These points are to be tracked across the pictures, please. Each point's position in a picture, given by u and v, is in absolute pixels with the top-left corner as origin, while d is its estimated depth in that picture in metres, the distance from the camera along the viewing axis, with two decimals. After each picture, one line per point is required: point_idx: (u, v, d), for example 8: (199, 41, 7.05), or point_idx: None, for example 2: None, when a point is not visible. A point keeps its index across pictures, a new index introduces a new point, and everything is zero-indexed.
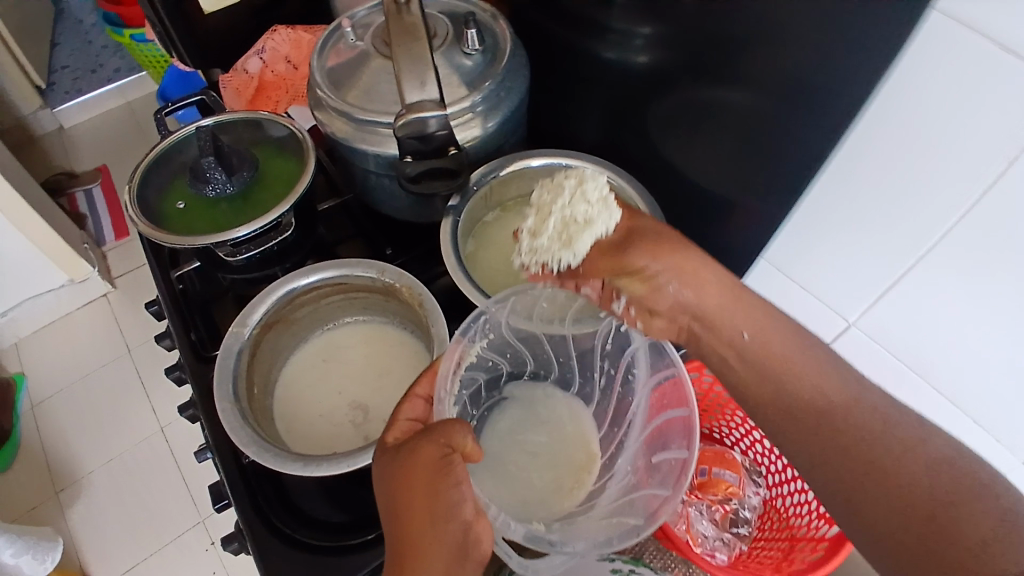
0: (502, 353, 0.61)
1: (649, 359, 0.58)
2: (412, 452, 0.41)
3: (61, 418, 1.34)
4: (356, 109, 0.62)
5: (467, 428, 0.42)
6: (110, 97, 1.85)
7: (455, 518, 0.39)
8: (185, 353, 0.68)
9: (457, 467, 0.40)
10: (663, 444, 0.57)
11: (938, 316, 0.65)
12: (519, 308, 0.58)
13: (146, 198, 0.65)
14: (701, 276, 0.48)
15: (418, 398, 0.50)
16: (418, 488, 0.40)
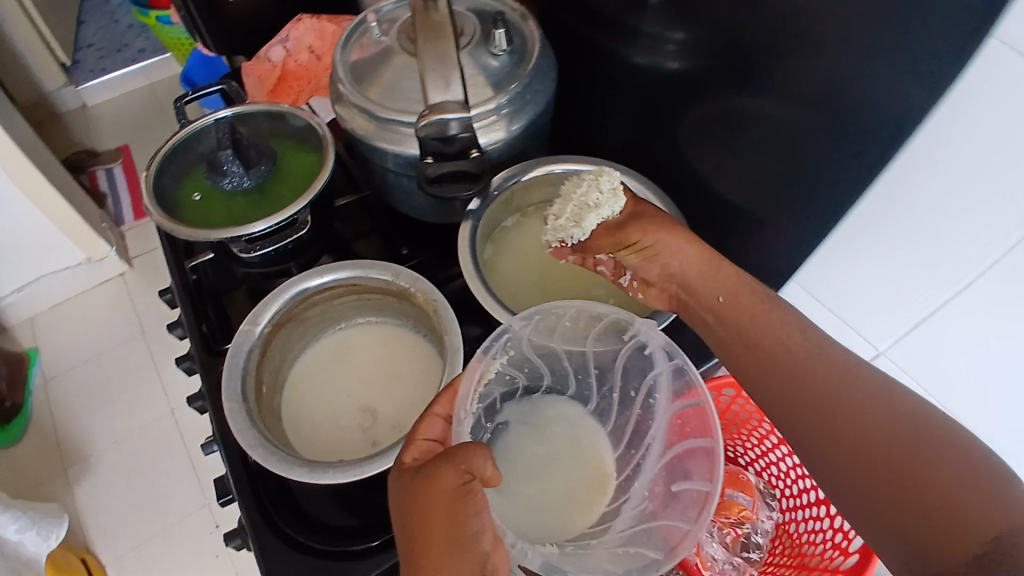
0: (520, 368, 0.60)
1: (672, 384, 0.57)
2: (433, 477, 0.43)
3: (73, 395, 1.35)
4: (377, 106, 0.61)
5: (487, 454, 0.44)
6: (134, 77, 1.85)
7: (474, 546, 0.40)
8: (196, 344, 0.67)
9: (477, 495, 0.42)
10: (683, 473, 0.56)
11: (970, 342, 0.66)
12: (543, 326, 0.57)
13: (163, 188, 0.64)
14: (683, 245, 0.54)
15: (437, 417, 0.50)
16: (439, 515, 0.41)
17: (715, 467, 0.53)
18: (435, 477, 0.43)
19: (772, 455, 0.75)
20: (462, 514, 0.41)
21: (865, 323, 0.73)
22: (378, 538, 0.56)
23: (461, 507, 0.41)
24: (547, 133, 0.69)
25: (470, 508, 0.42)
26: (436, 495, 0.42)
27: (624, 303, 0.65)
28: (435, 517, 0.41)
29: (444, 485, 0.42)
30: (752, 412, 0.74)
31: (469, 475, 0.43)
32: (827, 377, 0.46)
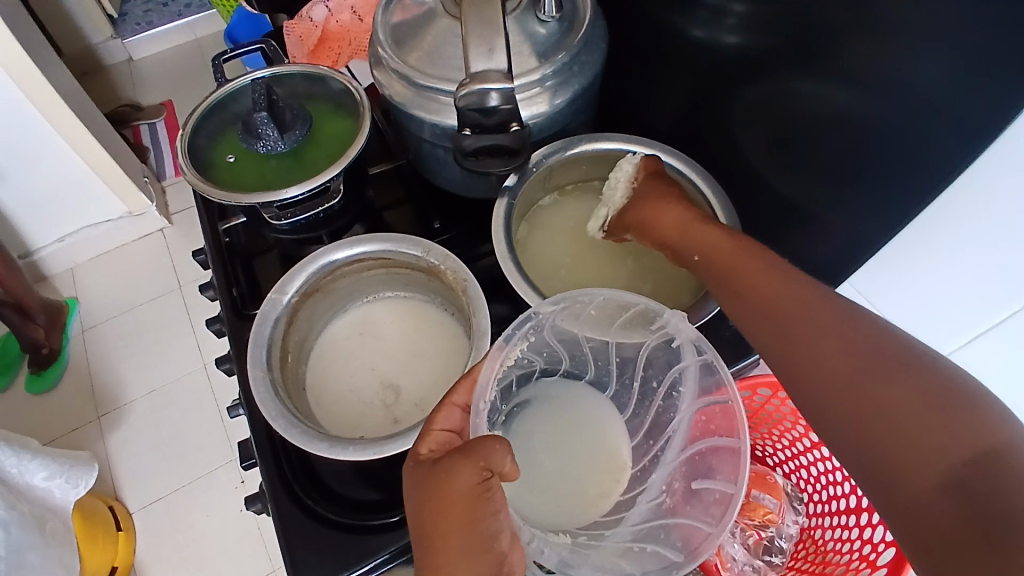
0: (539, 352, 0.58)
1: (697, 379, 0.54)
2: (451, 474, 0.42)
3: (109, 345, 1.39)
4: (417, 72, 0.58)
5: (507, 450, 0.42)
6: (180, 33, 1.85)
7: (492, 546, 0.41)
8: (225, 308, 0.66)
9: (495, 495, 0.42)
10: (705, 470, 0.54)
11: None
12: (569, 313, 0.54)
13: (197, 147, 0.63)
14: (660, 212, 0.54)
15: (455, 407, 0.49)
16: (456, 513, 0.41)
17: (740, 468, 0.50)
18: (453, 473, 0.42)
19: (803, 460, 0.73)
20: (479, 514, 0.41)
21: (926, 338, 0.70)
22: (395, 514, 0.56)
23: (479, 506, 0.41)
24: (593, 108, 0.66)
25: (488, 508, 0.42)
26: (454, 492, 0.42)
27: (661, 292, 0.62)
28: (453, 516, 0.41)
29: (462, 483, 0.42)
30: (785, 413, 0.70)
31: (487, 472, 0.42)
32: (799, 316, 0.42)
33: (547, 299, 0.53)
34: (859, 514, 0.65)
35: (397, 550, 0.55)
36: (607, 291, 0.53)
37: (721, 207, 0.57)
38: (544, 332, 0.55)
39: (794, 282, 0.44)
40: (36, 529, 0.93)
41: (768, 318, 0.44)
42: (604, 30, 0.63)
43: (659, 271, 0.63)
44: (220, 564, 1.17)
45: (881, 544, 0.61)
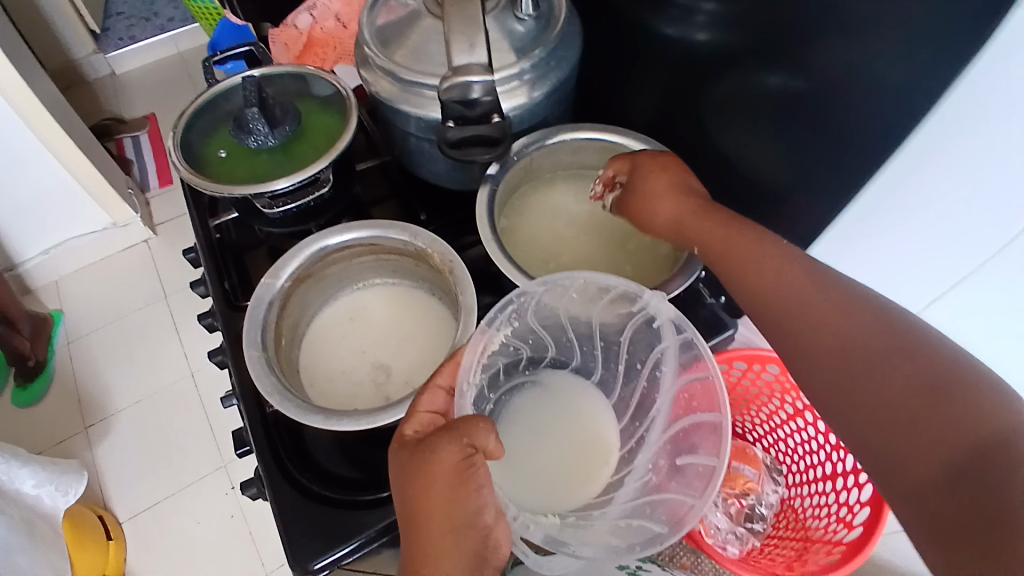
0: (524, 339, 0.60)
1: (679, 359, 0.57)
2: (435, 451, 0.44)
3: (95, 356, 1.39)
4: (402, 68, 0.61)
5: (489, 428, 0.45)
6: (164, 46, 1.87)
7: (477, 522, 0.44)
8: (218, 299, 0.68)
9: (479, 471, 0.44)
10: (689, 447, 0.57)
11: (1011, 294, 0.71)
12: (550, 298, 0.57)
13: (190, 142, 0.66)
14: (666, 161, 0.58)
15: (439, 390, 0.51)
16: (440, 490, 0.43)
17: (721, 443, 0.53)
18: (438, 451, 0.44)
19: (781, 431, 0.76)
20: (466, 490, 0.44)
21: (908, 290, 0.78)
22: (386, 489, 0.58)
23: (465, 483, 0.44)
24: (570, 102, 0.69)
25: (474, 485, 0.44)
26: (439, 470, 0.44)
27: (639, 275, 0.66)
28: (440, 494, 0.43)
29: (448, 459, 0.44)
30: (763, 388, 0.74)
31: (472, 448, 0.45)
32: (808, 306, 0.45)
33: (525, 283, 0.55)
34: (835, 480, 0.68)
35: (388, 523, 0.56)
36: (585, 274, 0.55)
37: None
38: (527, 314, 0.58)
39: (792, 271, 0.47)
40: (26, 534, 0.93)
41: (781, 315, 0.46)
42: (579, 28, 0.66)
43: (638, 255, 0.67)
44: (211, 569, 1.17)
45: (857, 505, 0.64)
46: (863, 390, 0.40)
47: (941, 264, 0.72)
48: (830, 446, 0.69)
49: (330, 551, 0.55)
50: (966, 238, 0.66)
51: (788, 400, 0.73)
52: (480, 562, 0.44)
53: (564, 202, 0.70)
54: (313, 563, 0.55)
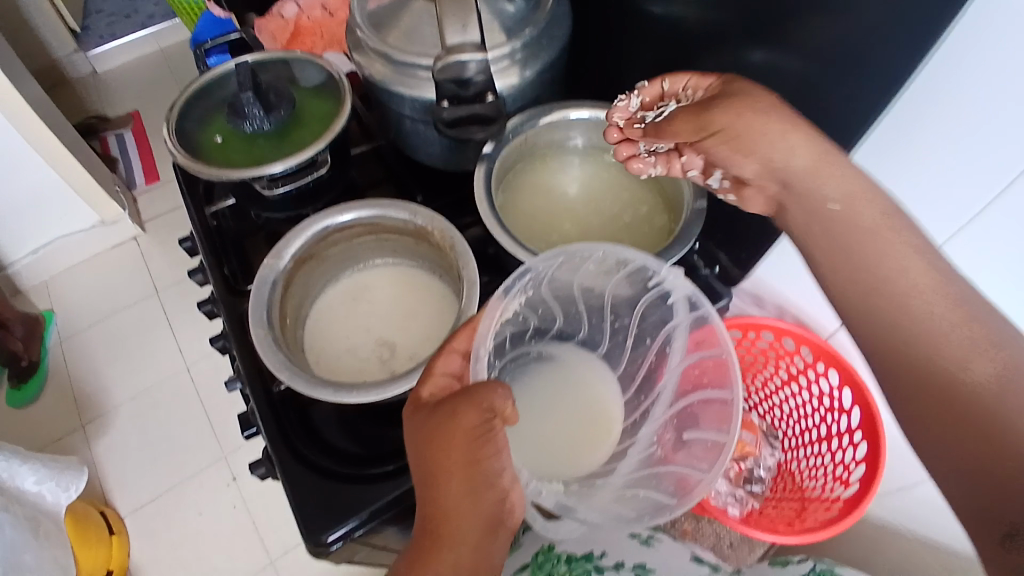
0: (534, 309, 0.61)
1: (691, 335, 0.59)
2: (454, 414, 0.44)
3: (89, 354, 1.38)
4: (396, 50, 0.62)
5: (507, 393, 0.44)
6: (145, 43, 1.85)
7: (496, 485, 0.45)
8: (218, 284, 0.69)
9: (498, 435, 0.45)
10: (695, 421, 0.60)
11: None
12: (565, 268, 0.57)
13: (186, 129, 0.66)
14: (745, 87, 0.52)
15: (455, 353, 0.52)
16: (458, 452, 0.44)
17: (732, 417, 0.54)
18: (457, 414, 0.44)
19: (776, 397, 0.78)
20: (484, 453, 0.44)
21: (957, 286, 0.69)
22: (393, 462, 0.59)
23: (484, 446, 0.44)
24: (561, 82, 0.71)
25: (492, 449, 0.44)
26: (458, 433, 0.44)
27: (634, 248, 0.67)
28: (459, 457, 0.44)
29: (467, 424, 0.44)
30: (757, 356, 0.77)
31: (491, 414, 0.44)
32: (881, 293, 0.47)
33: (545, 253, 0.55)
34: (830, 441, 0.72)
35: (396, 495, 0.58)
36: (605, 247, 0.55)
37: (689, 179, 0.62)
38: (542, 285, 0.58)
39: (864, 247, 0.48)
40: (30, 531, 0.93)
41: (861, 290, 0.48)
42: (567, 8, 0.68)
43: (633, 228, 0.68)
44: (217, 559, 1.18)
45: (853, 465, 0.68)
46: (893, 367, 0.46)
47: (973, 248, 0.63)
48: (825, 409, 0.72)
49: (340, 524, 0.56)
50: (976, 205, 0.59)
51: (783, 365, 0.75)
52: (494, 524, 0.45)
53: (558, 182, 0.71)
54: (324, 538, 0.56)
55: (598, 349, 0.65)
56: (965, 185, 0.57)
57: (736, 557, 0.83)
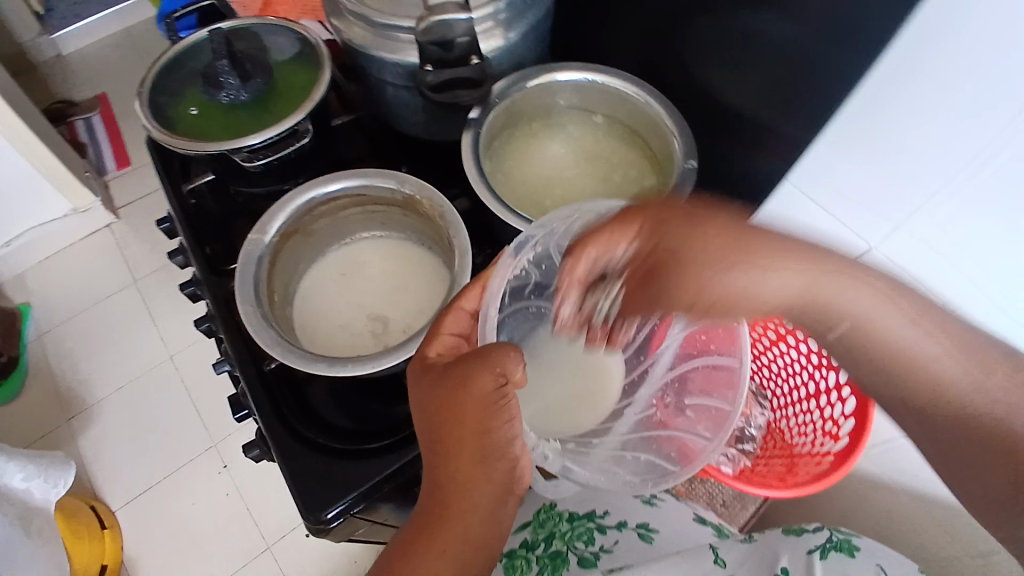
0: (538, 265, 0.55)
1: None
2: (466, 379, 0.43)
3: (68, 347, 1.34)
4: (375, 12, 0.59)
5: (520, 358, 0.43)
6: (111, 23, 1.77)
7: (506, 450, 0.45)
8: (199, 264, 0.66)
9: (511, 400, 0.44)
10: (694, 386, 0.62)
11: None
12: (579, 226, 0.53)
13: (160, 102, 0.63)
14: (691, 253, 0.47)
15: (464, 312, 0.51)
16: (471, 417, 0.43)
17: (737, 390, 0.57)
18: (470, 380, 0.43)
19: (765, 357, 0.78)
20: (498, 418, 0.44)
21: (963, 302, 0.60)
22: (391, 437, 0.59)
23: (496, 414, 0.44)
24: (546, 45, 0.69)
25: (505, 417, 0.44)
26: (472, 398, 0.43)
27: None
28: (472, 425, 0.44)
29: (480, 389, 0.43)
30: None
31: (505, 380, 0.43)
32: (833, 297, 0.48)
33: (562, 212, 0.52)
34: (819, 398, 0.71)
35: (395, 470, 0.57)
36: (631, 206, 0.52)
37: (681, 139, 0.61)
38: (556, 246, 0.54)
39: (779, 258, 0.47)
40: (21, 529, 0.91)
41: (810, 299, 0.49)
42: None
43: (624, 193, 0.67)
44: (212, 548, 1.17)
45: (842, 418, 0.68)
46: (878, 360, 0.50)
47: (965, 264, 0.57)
48: (813, 366, 0.71)
49: (338, 500, 0.56)
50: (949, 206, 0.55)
51: (771, 325, 0.74)
52: (504, 490, 0.46)
53: (540, 152, 0.70)
54: (325, 515, 0.55)
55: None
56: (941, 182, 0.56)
57: (729, 514, 0.83)
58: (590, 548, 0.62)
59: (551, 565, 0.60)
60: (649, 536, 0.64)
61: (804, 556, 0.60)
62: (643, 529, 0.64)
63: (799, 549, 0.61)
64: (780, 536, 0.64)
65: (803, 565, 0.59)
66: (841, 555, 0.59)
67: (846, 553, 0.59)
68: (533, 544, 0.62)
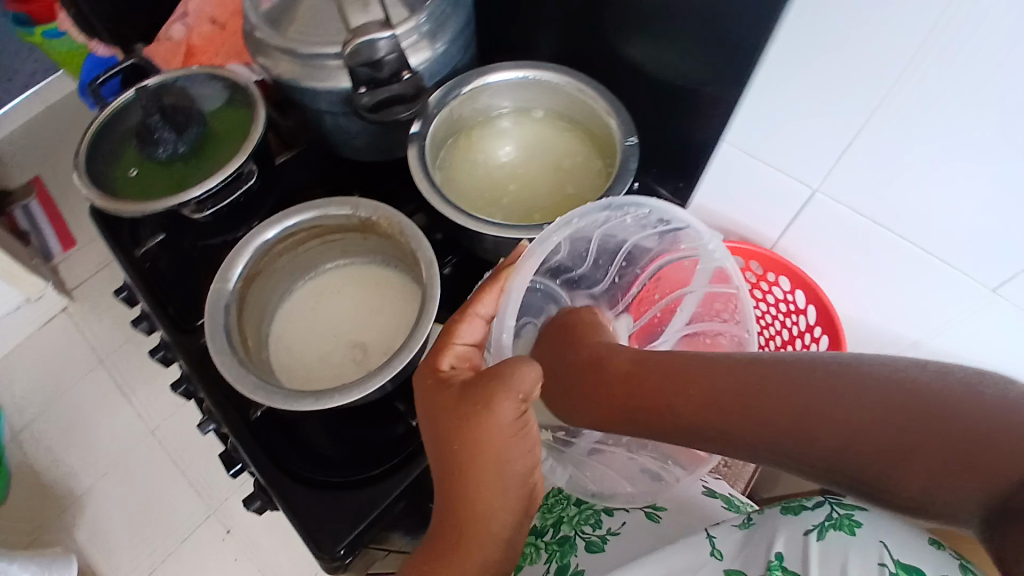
0: (560, 249, 0.57)
1: (703, 301, 0.63)
2: (488, 405, 0.42)
3: (43, 440, 1.28)
4: (299, 44, 0.59)
5: (539, 377, 0.42)
6: (30, 104, 1.67)
7: (526, 478, 0.44)
8: (165, 326, 0.65)
9: (530, 424, 0.43)
10: None
11: (971, 213, 0.57)
12: (600, 220, 0.56)
13: (96, 167, 0.62)
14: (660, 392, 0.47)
15: (478, 320, 0.51)
16: (494, 445, 0.42)
17: None
18: (492, 407, 0.42)
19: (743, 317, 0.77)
20: (521, 444, 0.43)
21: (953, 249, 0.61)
22: (392, 460, 0.58)
23: (517, 440, 0.43)
24: (473, 48, 0.69)
25: (525, 442, 0.43)
26: (494, 425, 0.42)
27: (580, 199, 0.67)
28: (491, 451, 0.42)
29: (505, 417, 0.42)
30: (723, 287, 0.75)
31: (524, 404, 0.42)
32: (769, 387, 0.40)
33: (585, 208, 0.54)
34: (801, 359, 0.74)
35: (402, 491, 0.57)
36: (656, 205, 0.55)
37: (620, 117, 0.62)
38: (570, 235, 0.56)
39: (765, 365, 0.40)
40: None
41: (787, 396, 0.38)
42: None
43: (577, 180, 0.68)
44: None
45: None
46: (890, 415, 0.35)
47: (925, 199, 0.59)
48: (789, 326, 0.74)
49: (351, 533, 0.55)
50: (898, 169, 0.58)
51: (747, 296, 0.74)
52: (524, 514, 0.45)
53: (502, 140, 0.71)
54: (340, 548, 0.55)
55: (595, 288, 0.65)
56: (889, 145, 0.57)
57: (734, 474, 0.84)
58: (597, 532, 0.56)
59: (559, 551, 0.55)
60: (657, 515, 0.56)
61: (801, 538, 0.41)
62: (649, 509, 0.57)
63: (796, 528, 0.42)
64: (777, 518, 0.44)
65: (800, 549, 0.40)
66: (839, 535, 0.39)
67: (848, 532, 0.39)
68: (542, 530, 0.58)
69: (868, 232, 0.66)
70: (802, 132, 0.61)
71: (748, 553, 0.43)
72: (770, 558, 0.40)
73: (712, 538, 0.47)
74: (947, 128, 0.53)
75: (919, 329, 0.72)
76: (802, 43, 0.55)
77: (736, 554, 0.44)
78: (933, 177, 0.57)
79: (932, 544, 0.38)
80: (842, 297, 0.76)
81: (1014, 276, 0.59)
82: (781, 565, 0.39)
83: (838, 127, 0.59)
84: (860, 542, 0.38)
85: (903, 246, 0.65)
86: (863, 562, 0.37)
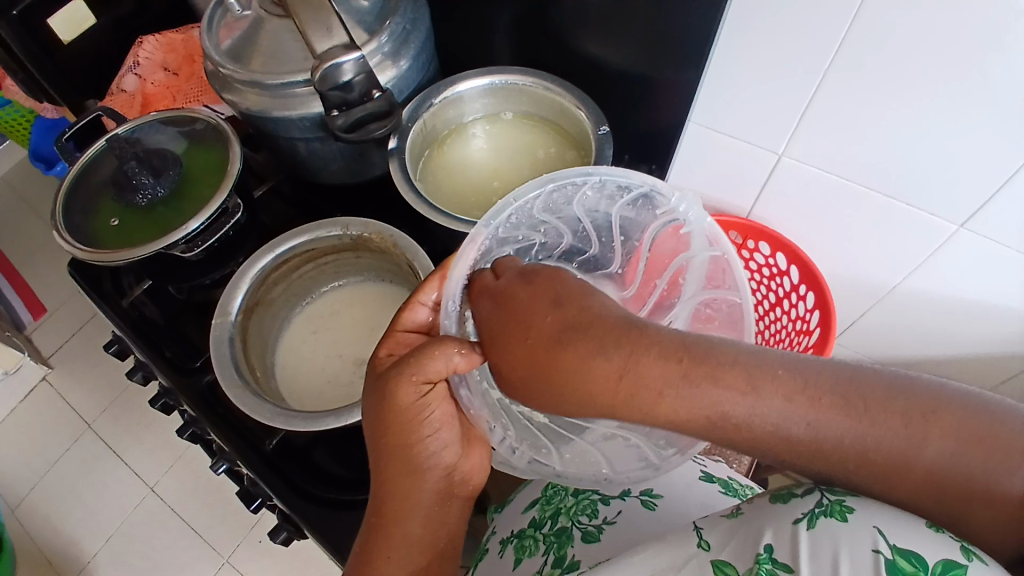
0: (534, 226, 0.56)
1: (705, 269, 0.54)
2: (389, 387, 0.43)
3: (37, 513, 1.24)
4: (266, 75, 0.60)
5: (443, 357, 0.42)
6: None
7: (438, 461, 0.45)
8: (165, 370, 0.64)
9: (433, 406, 0.44)
10: None
11: (926, 148, 0.61)
12: (561, 197, 0.55)
13: (76, 223, 0.62)
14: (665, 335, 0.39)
15: (422, 305, 0.50)
16: (397, 425, 0.44)
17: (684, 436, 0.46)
18: (394, 389, 0.43)
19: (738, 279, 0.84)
20: (424, 425, 0.44)
21: (916, 190, 0.65)
22: None
23: (422, 420, 0.44)
24: (436, 62, 0.71)
25: (432, 422, 0.45)
26: (397, 405, 0.43)
27: None
28: (399, 433, 0.44)
29: (406, 397, 0.43)
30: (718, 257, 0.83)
31: (428, 384, 0.43)
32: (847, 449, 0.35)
33: (527, 187, 0.52)
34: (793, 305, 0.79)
35: None
36: (601, 171, 0.53)
37: (588, 110, 0.64)
38: (538, 213, 0.55)
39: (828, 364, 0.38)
40: None
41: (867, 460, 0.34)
42: None
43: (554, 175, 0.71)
44: None
45: (808, 312, 0.77)
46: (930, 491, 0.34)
47: (882, 146, 0.63)
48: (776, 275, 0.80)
49: None
50: (852, 122, 0.62)
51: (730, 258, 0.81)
52: (445, 495, 0.46)
53: (473, 131, 0.73)
54: None
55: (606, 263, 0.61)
56: (840, 101, 0.61)
57: None
58: (594, 521, 0.51)
59: (557, 543, 0.50)
60: (654, 502, 0.51)
61: (789, 527, 0.35)
62: (645, 495, 0.52)
63: (782, 519, 0.36)
64: (767, 507, 0.38)
65: (790, 540, 0.35)
66: (831, 523, 0.34)
67: (839, 519, 0.34)
68: (541, 522, 0.53)
69: (829, 186, 0.70)
70: (760, 98, 0.64)
71: (737, 544, 0.37)
72: (758, 551, 0.35)
73: (699, 529, 0.40)
74: (896, 74, 0.56)
75: (892, 273, 0.76)
76: (750, 16, 0.58)
77: (725, 542, 0.37)
78: (885, 125, 0.61)
79: (930, 526, 0.33)
80: (819, 254, 0.80)
81: (976, 209, 0.63)
82: (771, 559, 0.34)
83: (794, 90, 0.62)
84: (852, 529, 0.33)
85: (867, 196, 0.68)
86: (854, 551, 0.32)
